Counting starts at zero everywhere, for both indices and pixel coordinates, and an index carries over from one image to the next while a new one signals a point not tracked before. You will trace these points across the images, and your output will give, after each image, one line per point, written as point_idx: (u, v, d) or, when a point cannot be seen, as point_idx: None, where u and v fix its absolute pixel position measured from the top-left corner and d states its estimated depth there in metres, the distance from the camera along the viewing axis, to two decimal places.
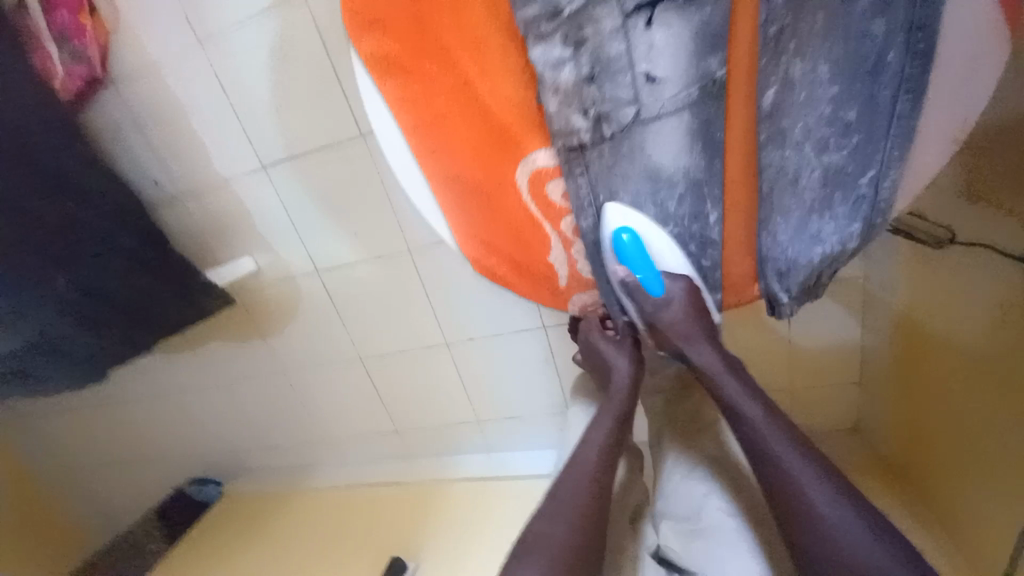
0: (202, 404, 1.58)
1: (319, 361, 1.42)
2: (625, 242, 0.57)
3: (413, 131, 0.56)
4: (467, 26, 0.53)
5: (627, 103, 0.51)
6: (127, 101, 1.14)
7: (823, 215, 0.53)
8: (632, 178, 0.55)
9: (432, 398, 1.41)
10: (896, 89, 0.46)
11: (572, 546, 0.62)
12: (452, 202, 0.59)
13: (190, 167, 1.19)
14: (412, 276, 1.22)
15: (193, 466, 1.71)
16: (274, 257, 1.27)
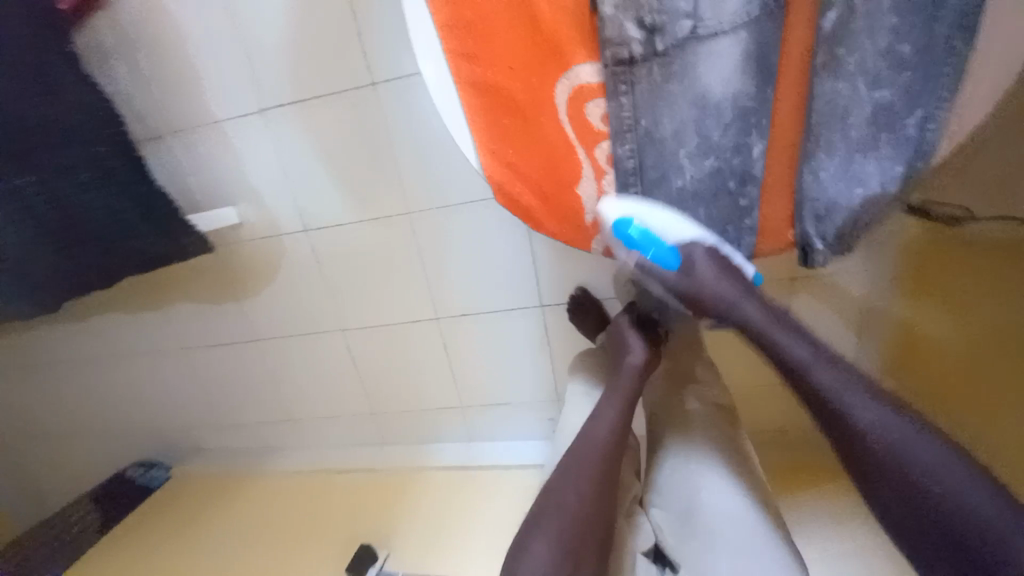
0: (159, 371, 1.45)
1: (295, 331, 1.33)
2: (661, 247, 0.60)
3: (451, 33, 0.54)
4: None
5: (685, 16, 0.49)
6: (121, 26, 1.07)
7: (868, 156, 0.52)
8: (678, 101, 0.53)
9: (412, 378, 1.33)
10: (953, 24, 0.46)
11: (581, 516, 0.61)
12: (483, 115, 0.57)
13: (181, 104, 1.12)
14: (408, 241, 1.17)
15: (141, 441, 1.56)
16: (262, 211, 1.20)
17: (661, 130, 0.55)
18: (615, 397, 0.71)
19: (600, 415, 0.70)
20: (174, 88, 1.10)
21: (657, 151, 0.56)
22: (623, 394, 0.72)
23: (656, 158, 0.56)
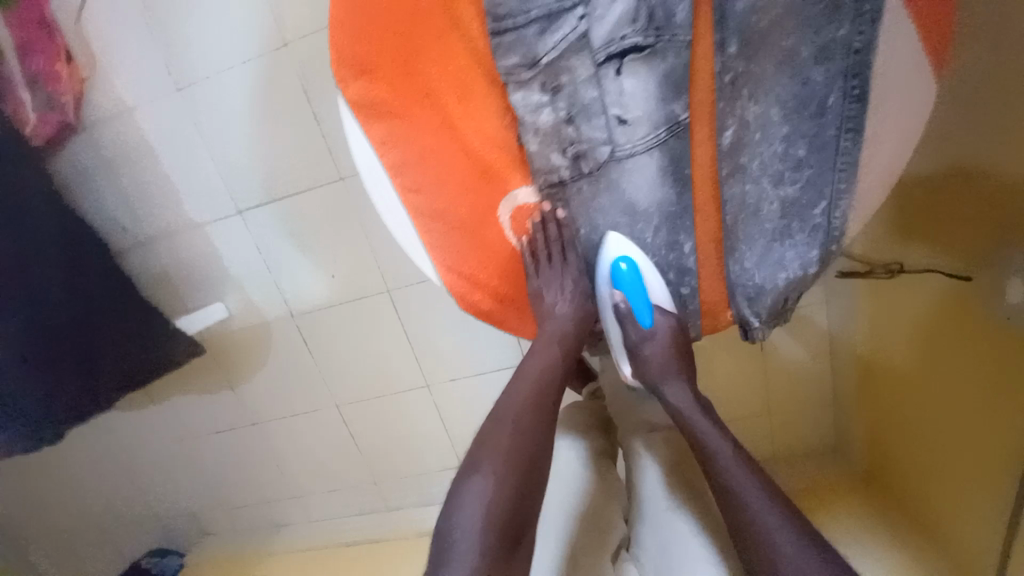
0: (159, 460, 1.47)
1: (288, 410, 1.36)
2: (621, 271, 0.62)
3: (399, 170, 0.58)
4: (449, 71, 0.56)
5: (603, 142, 0.55)
6: (93, 142, 1.12)
7: (784, 243, 0.57)
8: (609, 210, 0.60)
9: (407, 444, 1.36)
10: (839, 128, 0.52)
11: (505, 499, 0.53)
12: (439, 237, 0.61)
13: (159, 209, 1.17)
14: (390, 317, 1.21)
15: (148, 529, 1.57)
16: (247, 301, 1.24)
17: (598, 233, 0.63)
18: (537, 366, 0.63)
19: (520, 389, 0.62)
20: (153, 196, 1.16)
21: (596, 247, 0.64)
22: (545, 364, 0.64)
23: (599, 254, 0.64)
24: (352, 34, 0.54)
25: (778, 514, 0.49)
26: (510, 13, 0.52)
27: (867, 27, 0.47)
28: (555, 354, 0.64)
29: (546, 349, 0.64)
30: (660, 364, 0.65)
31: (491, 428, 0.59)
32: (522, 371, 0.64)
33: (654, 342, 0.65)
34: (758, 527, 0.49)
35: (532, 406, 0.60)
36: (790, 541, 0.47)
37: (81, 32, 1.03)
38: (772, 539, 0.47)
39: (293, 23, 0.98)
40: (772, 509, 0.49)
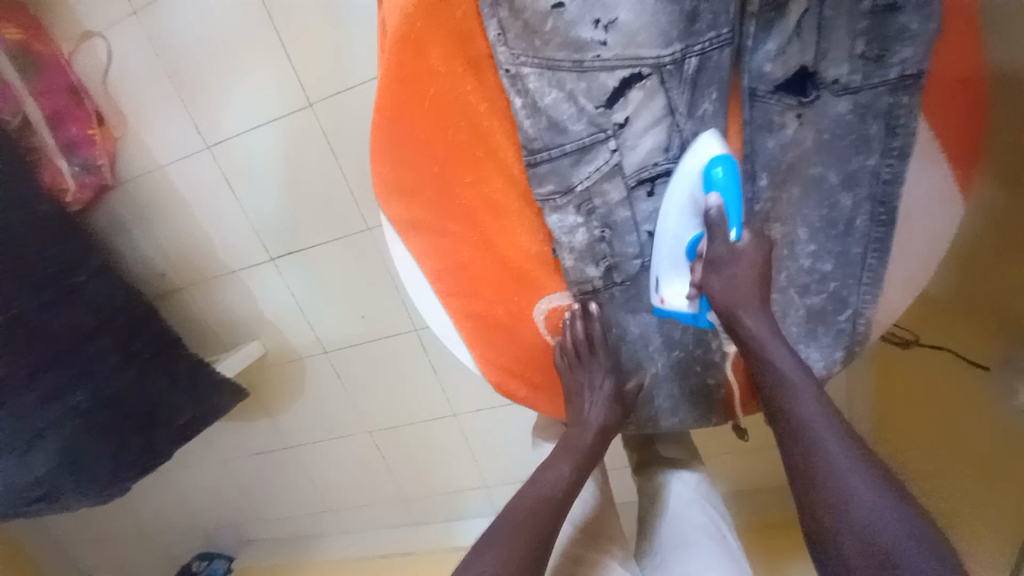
0: (204, 479, 1.58)
1: (323, 436, 1.43)
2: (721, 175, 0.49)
3: (438, 277, 0.63)
4: (485, 194, 0.58)
5: (634, 257, 0.58)
6: (129, 196, 1.18)
7: (808, 344, 0.58)
8: (641, 314, 0.62)
9: (438, 467, 1.42)
10: (865, 247, 0.54)
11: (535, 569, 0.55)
12: (475, 336, 0.64)
13: (195, 256, 1.22)
14: (418, 354, 1.26)
15: (196, 540, 1.69)
16: (280, 339, 1.30)
17: (629, 334, 0.64)
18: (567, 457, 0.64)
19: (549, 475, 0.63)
20: (189, 245, 1.22)
21: (629, 348, 0.65)
22: (577, 452, 0.64)
23: (631, 354, 0.65)
24: (395, 166, 0.58)
25: (873, 481, 0.43)
26: (544, 145, 0.53)
27: (895, 161, 0.50)
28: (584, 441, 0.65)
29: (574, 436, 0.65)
30: (738, 291, 0.51)
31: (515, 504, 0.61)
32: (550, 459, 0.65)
33: (734, 265, 0.52)
34: (850, 501, 0.42)
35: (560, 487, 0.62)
36: (882, 515, 0.41)
37: (111, 96, 1.08)
38: (873, 519, 0.41)
39: (316, 83, 1.00)
40: (852, 461, 0.44)
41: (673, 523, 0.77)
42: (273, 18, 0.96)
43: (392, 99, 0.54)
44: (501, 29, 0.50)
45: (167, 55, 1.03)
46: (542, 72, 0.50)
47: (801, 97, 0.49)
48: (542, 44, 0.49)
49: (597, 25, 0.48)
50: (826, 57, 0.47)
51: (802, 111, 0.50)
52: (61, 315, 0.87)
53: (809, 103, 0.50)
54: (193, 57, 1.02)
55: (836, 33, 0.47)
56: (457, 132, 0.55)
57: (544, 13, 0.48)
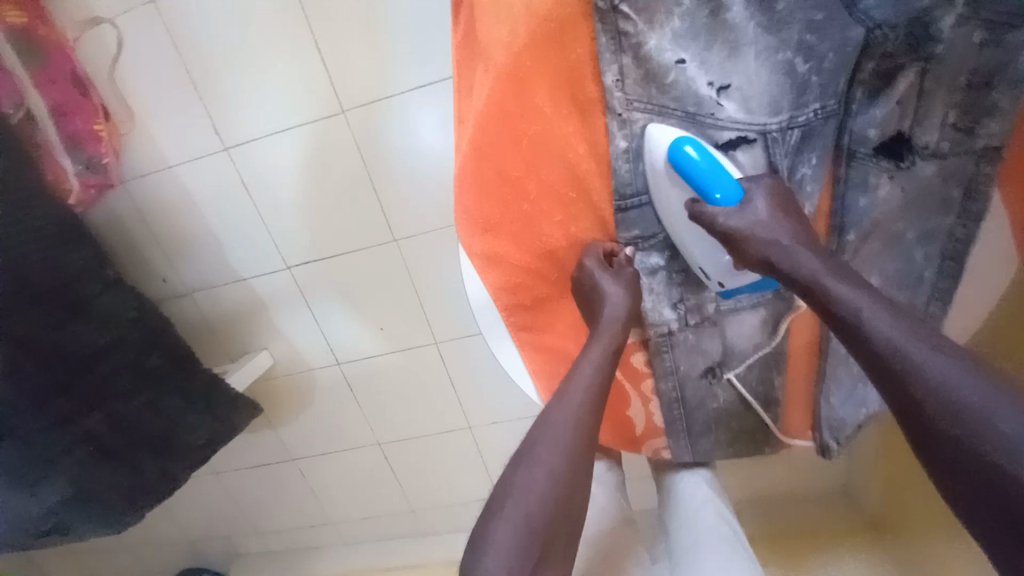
0: (195, 490, 1.50)
1: (330, 447, 1.38)
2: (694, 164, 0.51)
3: (509, 311, 0.61)
4: (566, 234, 0.59)
5: (711, 298, 0.60)
6: (133, 195, 1.10)
7: (868, 385, 0.61)
8: (711, 352, 0.63)
9: (448, 480, 1.40)
10: (928, 298, 0.56)
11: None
12: (545, 371, 0.63)
13: (204, 260, 1.16)
14: (438, 368, 1.24)
15: (181, 552, 1.61)
16: (291, 348, 1.25)
17: (694, 375, 0.64)
18: (551, 454, 0.52)
19: (546, 443, 0.53)
20: (197, 250, 1.15)
21: (694, 387, 0.65)
22: (564, 445, 0.52)
23: (694, 392, 0.65)
24: (482, 197, 0.56)
25: (939, 352, 0.40)
26: (635, 191, 0.56)
27: (970, 223, 0.52)
28: (583, 405, 0.54)
29: (574, 396, 0.54)
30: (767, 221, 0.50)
31: (509, 484, 0.51)
32: (536, 436, 0.53)
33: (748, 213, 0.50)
34: (916, 383, 0.40)
35: (550, 485, 0.51)
36: (984, 399, 0.37)
37: (119, 88, 1.00)
38: (961, 400, 0.38)
39: (351, 90, 0.96)
40: (968, 393, 0.38)
41: (684, 528, 0.70)
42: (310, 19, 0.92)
43: (489, 132, 0.53)
44: (619, 75, 0.51)
45: (186, 50, 0.96)
46: (651, 117, 0.53)
47: (897, 162, 0.52)
48: (659, 92, 0.51)
49: (714, 86, 0.51)
50: (923, 124, 0.50)
51: (895, 174, 0.52)
52: (73, 333, 0.81)
53: (904, 166, 0.52)
54: (214, 50, 0.95)
55: (933, 100, 0.49)
56: (552, 171, 0.55)
57: (666, 66, 0.50)
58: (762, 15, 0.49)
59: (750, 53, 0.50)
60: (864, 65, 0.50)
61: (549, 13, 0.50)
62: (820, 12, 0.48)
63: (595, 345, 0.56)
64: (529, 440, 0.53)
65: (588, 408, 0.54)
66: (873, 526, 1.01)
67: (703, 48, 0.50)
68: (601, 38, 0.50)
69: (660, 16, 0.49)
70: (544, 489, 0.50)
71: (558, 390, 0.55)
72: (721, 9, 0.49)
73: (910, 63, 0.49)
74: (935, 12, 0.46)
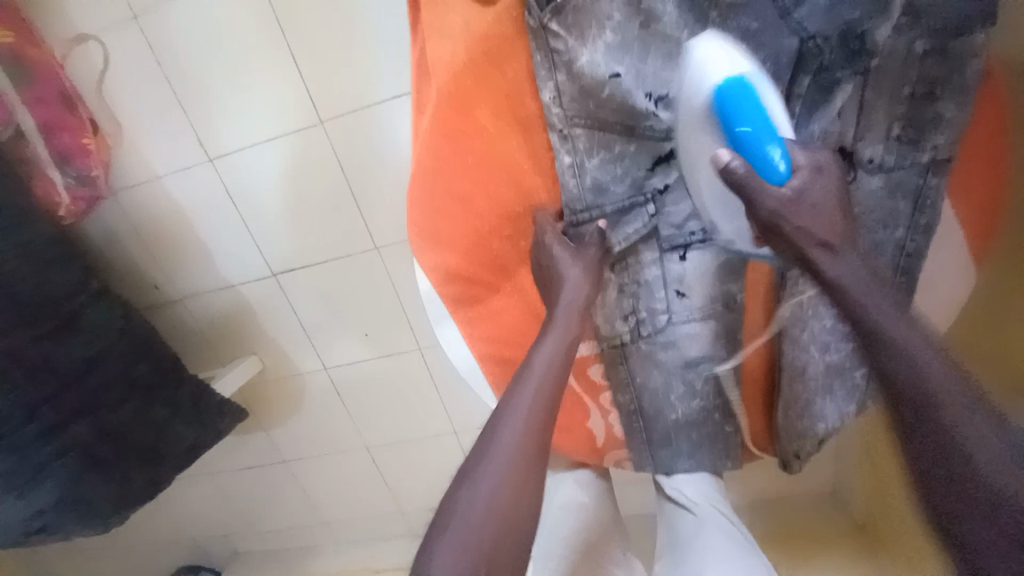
0: (193, 492, 1.54)
1: (320, 450, 1.41)
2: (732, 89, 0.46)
3: (467, 323, 0.63)
4: (518, 248, 0.59)
5: (663, 312, 0.60)
6: (123, 206, 1.13)
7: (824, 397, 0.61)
8: (665, 365, 0.63)
9: (436, 483, 1.42)
10: None
11: None
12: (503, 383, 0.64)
13: (194, 269, 1.19)
14: (422, 373, 1.25)
15: (180, 551, 1.65)
16: (279, 353, 1.28)
17: (649, 387, 0.65)
18: (498, 472, 0.48)
19: (493, 462, 0.48)
20: (186, 258, 1.18)
21: (651, 399, 0.65)
22: (513, 458, 0.48)
23: (651, 403, 0.66)
24: (434, 216, 0.58)
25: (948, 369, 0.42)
26: (586, 204, 0.56)
27: (919, 236, 0.52)
28: (530, 412, 0.50)
29: (522, 400, 0.51)
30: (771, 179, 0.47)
31: (454, 501, 0.47)
32: (484, 449, 0.49)
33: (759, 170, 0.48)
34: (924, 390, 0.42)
35: (502, 501, 0.47)
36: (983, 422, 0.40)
37: (107, 103, 1.03)
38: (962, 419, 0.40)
39: (328, 101, 0.98)
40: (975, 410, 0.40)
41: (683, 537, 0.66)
42: (285, 32, 0.93)
43: (436, 151, 0.55)
44: (556, 91, 0.51)
45: (169, 65, 0.98)
46: (592, 132, 0.52)
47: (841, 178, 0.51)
48: (597, 106, 0.51)
49: (651, 97, 0.50)
50: (864, 137, 0.49)
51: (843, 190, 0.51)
52: (64, 345, 0.85)
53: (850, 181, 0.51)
54: (194, 65, 0.98)
55: (875, 113, 0.49)
56: (498, 187, 0.55)
57: (602, 80, 0.50)
58: (697, 23, 0.49)
59: (682, 63, 0.49)
60: (801, 80, 0.50)
61: (485, 34, 0.51)
62: (755, 20, 0.48)
63: (546, 348, 0.54)
64: (477, 455, 0.49)
65: (537, 416, 0.50)
66: (861, 531, 0.99)
67: (635, 61, 0.49)
68: (536, 58, 0.51)
69: (592, 31, 0.49)
70: (490, 502, 0.47)
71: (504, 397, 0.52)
72: (652, 20, 0.48)
73: (847, 76, 0.49)
74: (870, 24, 0.47)
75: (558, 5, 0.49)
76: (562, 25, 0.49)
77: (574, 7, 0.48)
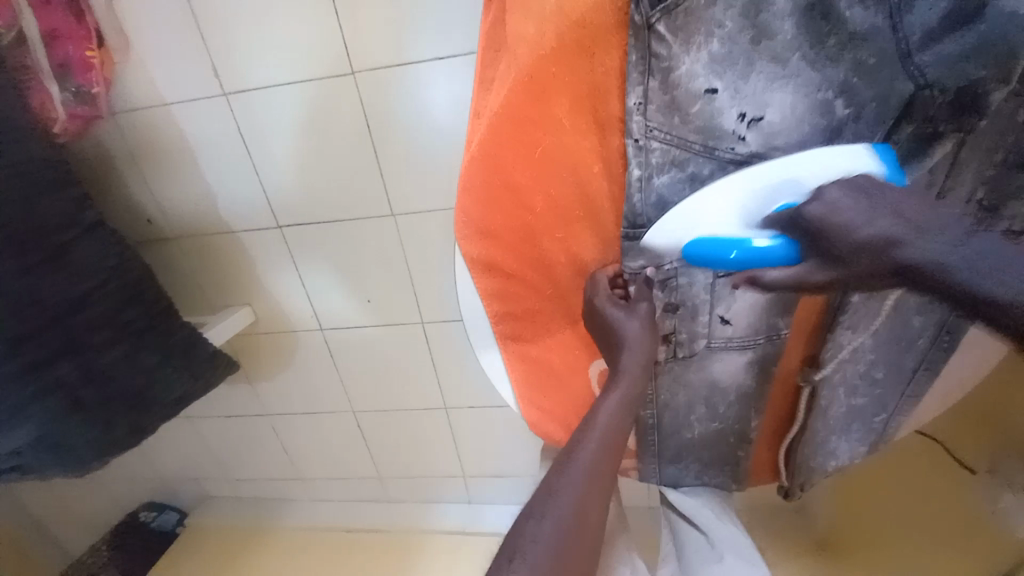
0: (165, 433, 1.51)
1: (305, 408, 1.38)
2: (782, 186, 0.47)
3: (498, 319, 0.60)
4: (567, 251, 0.57)
5: (703, 336, 0.59)
6: (122, 130, 1.04)
7: (840, 436, 0.62)
8: (692, 386, 0.63)
9: (417, 453, 1.42)
10: (918, 363, 0.56)
11: None
12: (525, 382, 0.63)
13: (193, 209, 1.12)
14: (421, 347, 1.23)
15: (147, 488, 1.63)
16: (275, 307, 1.23)
17: (673, 405, 0.64)
18: (564, 517, 0.47)
19: (563, 498, 0.48)
20: (186, 196, 1.11)
21: (671, 417, 0.65)
22: (578, 505, 0.48)
23: (671, 422, 0.65)
24: (487, 203, 0.54)
25: None
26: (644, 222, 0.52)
27: None
28: (597, 454, 0.52)
29: (586, 448, 0.52)
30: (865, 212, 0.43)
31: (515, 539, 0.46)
32: (549, 495, 0.49)
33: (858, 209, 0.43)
34: None
35: (570, 543, 0.46)
36: None
37: (116, 15, 0.93)
38: None
39: (365, 52, 0.91)
40: None
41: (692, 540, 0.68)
42: None
43: (503, 136, 0.51)
44: (643, 96, 0.48)
45: None
46: (670, 147, 0.49)
47: None
48: (682, 121, 0.48)
49: (743, 119, 0.47)
50: (949, 195, 0.48)
51: None
52: (57, 276, 0.79)
53: None
54: None
55: (966, 170, 0.48)
56: (561, 186, 0.53)
57: (695, 94, 0.47)
58: (811, 47, 0.45)
59: (784, 88, 0.46)
60: (903, 128, 0.47)
61: (583, 21, 0.47)
62: (872, 56, 0.45)
63: (612, 400, 0.55)
64: (539, 501, 0.49)
65: (603, 467, 0.51)
66: None
67: (735, 79, 0.46)
68: (631, 57, 0.47)
69: (698, 38, 0.45)
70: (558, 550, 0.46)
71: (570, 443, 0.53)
72: (765, 37, 0.45)
73: (949, 131, 0.46)
74: (990, 85, 0.43)
75: (673, 5, 0.45)
76: (670, 27, 0.45)
77: (688, 8, 0.45)
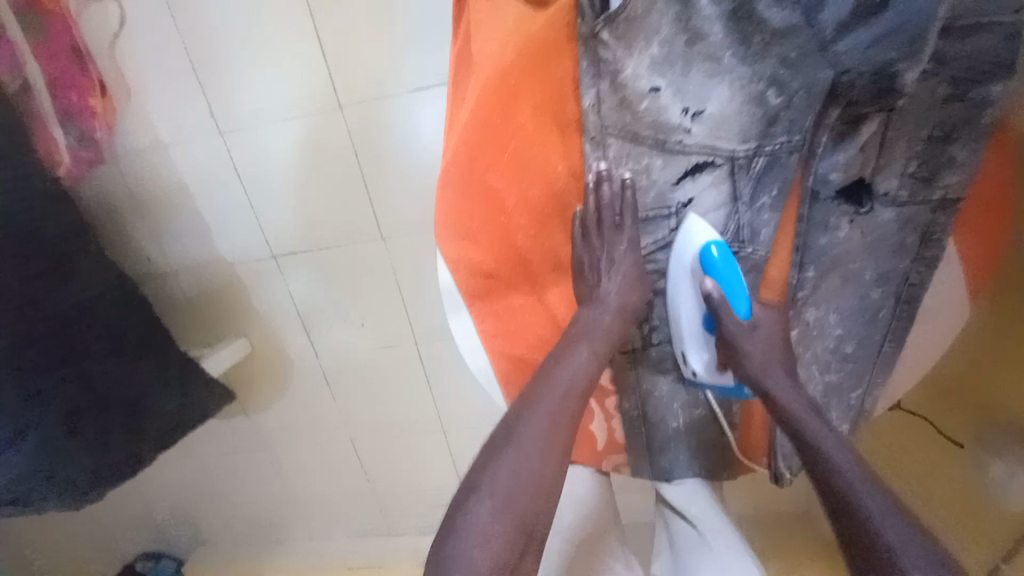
0: (161, 472, 1.49)
1: (302, 437, 1.38)
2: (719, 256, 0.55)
3: (480, 317, 0.63)
4: (541, 248, 0.61)
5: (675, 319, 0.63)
6: (122, 172, 1.10)
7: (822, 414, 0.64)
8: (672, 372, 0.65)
9: (417, 478, 1.40)
10: (885, 334, 0.59)
11: None
12: (511, 377, 0.65)
13: (190, 243, 1.16)
14: (416, 367, 1.25)
15: (143, 533, 1.59)
16: (270, 336, 1.25)
17: (656, 393, 0.66)
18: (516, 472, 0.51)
19: (517, 454, 0.52)
20: (184, 232, 1.15)
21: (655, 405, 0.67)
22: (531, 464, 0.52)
23: (655, 410, 0.67)
24: (465, 207, 0.58)
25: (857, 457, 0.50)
26: (612, 208, 0.57)
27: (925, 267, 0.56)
28: (553, 414, 0.55)
29: (543, 408, 0.55)
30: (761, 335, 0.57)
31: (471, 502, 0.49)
32: (501, 453, 0.52)
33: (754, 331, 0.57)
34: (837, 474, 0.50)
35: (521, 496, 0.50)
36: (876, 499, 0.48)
37: (119, 66, 1.01)
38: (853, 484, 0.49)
39: (350, 86, 0.97)
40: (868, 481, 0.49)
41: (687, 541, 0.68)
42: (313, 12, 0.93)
43: (475, 143, 0.55)
44: (597, 98, 0.53)
45: (188, 33, 0.97)
46: (625, 141, 0.55)
47: (857, 207, 0.55)
48: (634, 118, 0.53)
49: (687, 113, 0.53)
50: (883, 170, 0.53)
51: (854, 219, 0.55)
52: (56, 292, 0.83)
53: (861, 211, 0.55)
54: (214, 35, 0.96)
55: (895, 147, 0.52)
56: (531, 186, 0.57)
57: (642, 93, 0.52)
58: (739, 45, 0.51)
59: (721, 83, 0.52)
60: (831, 111, 0.53)
61: (540, 37, 0.52)
62: (794, 50, 0.50)
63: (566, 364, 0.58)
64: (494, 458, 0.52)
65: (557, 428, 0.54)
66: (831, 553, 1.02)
67: (676, 77, 0.52)
68: (582, 63, 0.53)
69: (639, 43, 0.51)
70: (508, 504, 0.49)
71: (527, 397, 0.56)
72: (698, 38, 0.51)
73: (873, 111, 0.52)
74: (900, 66, 0.48)
75: (611, 14, 0.50)
76: (612, 34, 0.51)
77: (625, 17, 0.50)
